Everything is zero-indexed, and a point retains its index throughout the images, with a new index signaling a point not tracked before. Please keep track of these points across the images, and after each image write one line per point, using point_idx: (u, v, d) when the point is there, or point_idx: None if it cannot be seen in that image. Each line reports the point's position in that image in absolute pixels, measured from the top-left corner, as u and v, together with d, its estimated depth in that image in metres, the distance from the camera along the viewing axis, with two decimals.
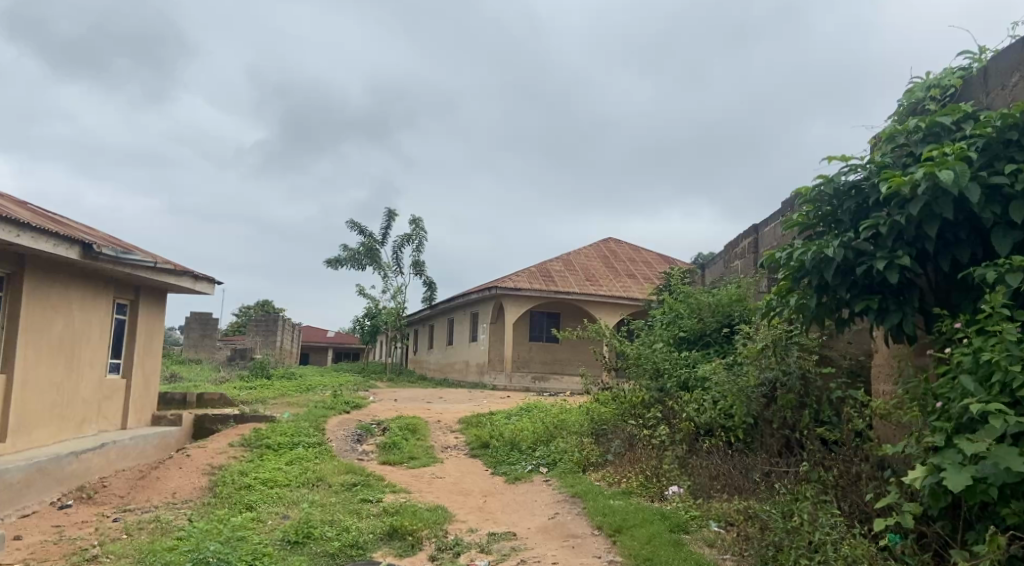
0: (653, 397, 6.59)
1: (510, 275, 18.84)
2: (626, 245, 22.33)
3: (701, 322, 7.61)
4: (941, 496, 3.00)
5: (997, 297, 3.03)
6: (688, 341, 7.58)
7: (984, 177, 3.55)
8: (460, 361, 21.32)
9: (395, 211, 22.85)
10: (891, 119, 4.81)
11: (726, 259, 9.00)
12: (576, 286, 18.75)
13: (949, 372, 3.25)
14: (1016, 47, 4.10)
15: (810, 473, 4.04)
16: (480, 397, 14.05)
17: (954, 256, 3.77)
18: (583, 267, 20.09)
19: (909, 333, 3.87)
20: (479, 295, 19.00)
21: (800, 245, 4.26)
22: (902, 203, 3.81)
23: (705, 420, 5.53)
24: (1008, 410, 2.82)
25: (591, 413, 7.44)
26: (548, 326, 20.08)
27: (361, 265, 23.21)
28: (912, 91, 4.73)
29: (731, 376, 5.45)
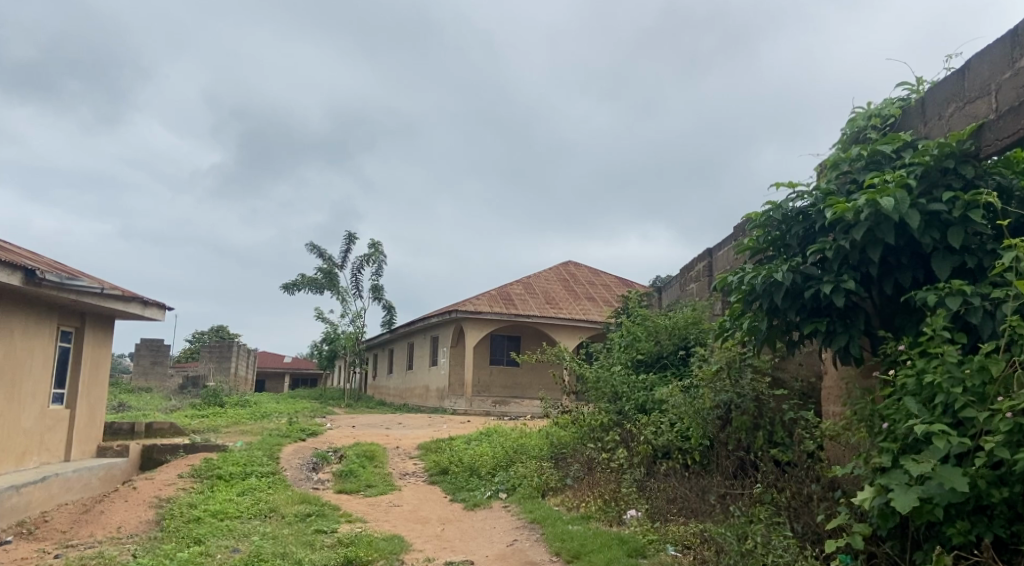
0: (612, 420, 6.63)
1: (471, 298, 18.82)
2: (585, 267, 22.52)
3: (658, 344, 7.70)
4: (890, 517, 3.05)
5: (938, 319, 3.13)
6: (645, 364, 7.69)
7: (923, 204, 3.67)
8: (421, 386, 21.12)
9: (355, 234, 22.71)
10: (836, 147, 4.96)
11: (681, 283, 9.13)
12: (535, 309, 18.78)
13: (894, 394, 3.33)
14: (951, 79, 4.21)
15: (764, 495, 4.10)
16: (440, 422, 13.94)
17: (897, 280, 3.87)
18: (543, 290, 20.19)
19: (856, 356, 3.95)
20: (439, 318, 18.89)
21: (751, 269, 4.34)
22: (846, 228, 3.91)
23: (663, 442, 5.59)
24: (951, 431, 2.90)
25: (552, 437, 7.50)
26: (508, 349, 20.06)
27: (320, 288, 22.94)
28: (854, 120, 4.88)
29: (687, 398, 5.54)
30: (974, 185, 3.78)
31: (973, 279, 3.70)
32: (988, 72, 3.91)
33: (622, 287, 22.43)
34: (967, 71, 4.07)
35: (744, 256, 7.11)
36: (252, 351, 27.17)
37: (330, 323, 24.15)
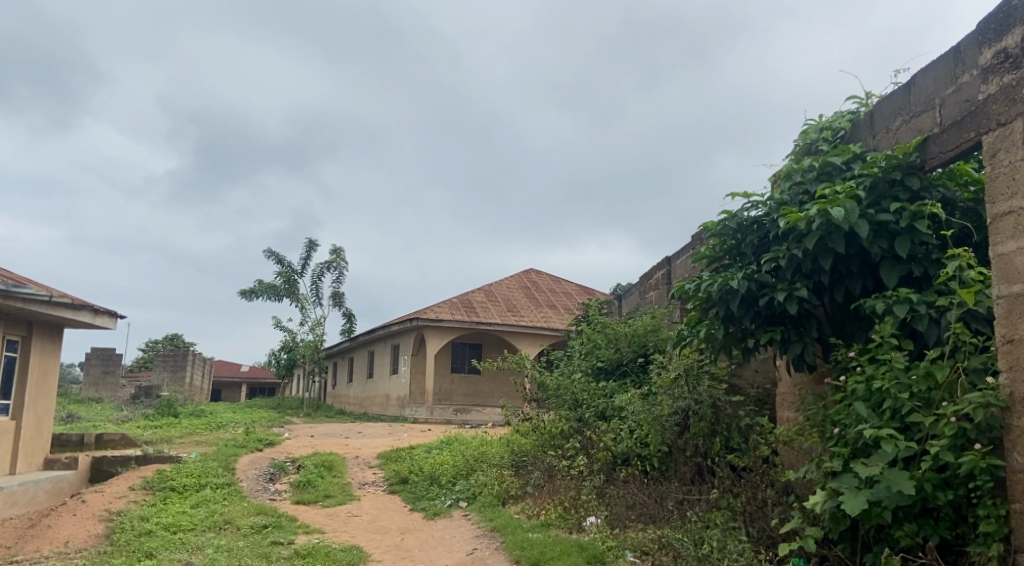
0: (572, 427, 6.69)
1: (432, 306, 18.73)
2: (546, 275, 22.59)
3: (618, 351, 7.76)
4: (841, 521, 3.11)
5: (886, 327, 3.22)
6: (605, 371, 7.75)
7: (872, 214, 3.77)
8: (381, 395, 20.96)
9: (314, 240, 22.40)
10: (789, 159, 5.07)
11: (641, 290, 9.22)
12: (496, 317, 18.78)
13: (845, 399, 3.41)
14: (897, 93, 4.31)
15: (720, 500, 4.15)
16: (401, 431, 13.83)
17: (848, 288, 3.97)
18: (504, 298, 20.18)
19: (809, 363, 4.04)
20: (399, 326, 18.76)
21: (707, 276, 4.40)
22: (799, 238, 3.99)
23: (622, 450, 5.66)
24: (898, 435, 2.98)
25: (512, 445, 7.47)
26: (469, 357, 20.05)
27: (280, 296, 22.62)
28: (807, 132, 4.99)
29: (647, 405, 5.61)
30: (920, 198, 3.89)
31: (920, 287, 3.81)
32: (932, 87, 3.95)
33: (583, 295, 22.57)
34: (914, 86, 4.13)
35: (701, 265, 7.21)
36: (208, 361, 26.61)
37: (289, 332, 23.78)
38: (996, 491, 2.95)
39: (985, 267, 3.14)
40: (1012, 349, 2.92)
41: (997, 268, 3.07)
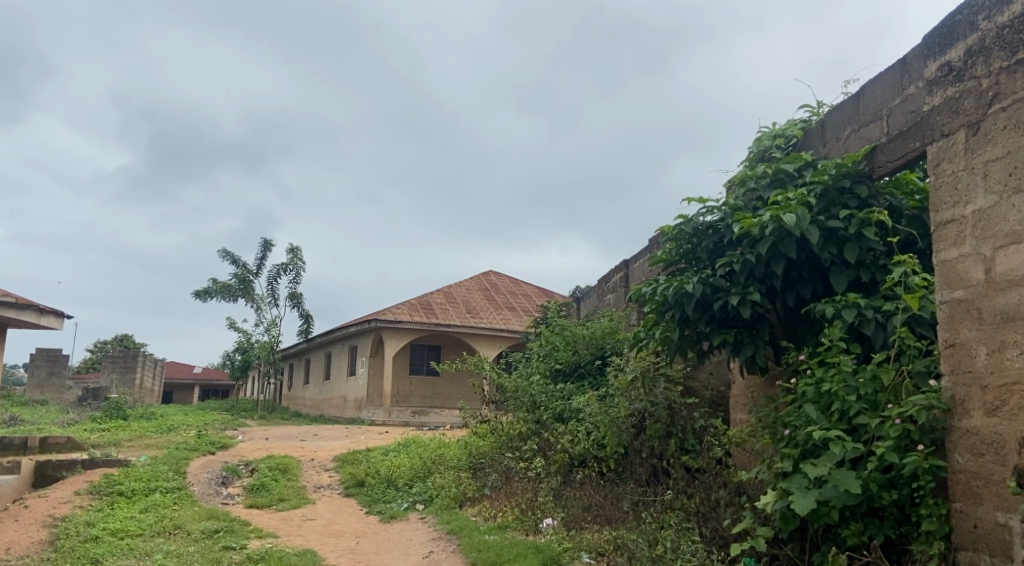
0: (530, 429, 6.72)
1: (390, 307, 18.61)
2: (507, 277, 22.62)
3: (576, 354, 7.82)
4: (790, 520, 3.17)
5: (835, 331, 3.30)
6: (563, 373, 7.77)
7: (822, 221, 3.85)
8: (338, 396, 20.76)
9: (270, 241, 22.06)
10: (743, 165, 5.16)
11: (600, 293, 9.30)
12: (456, 318, 18.73)
13: (795, 401, 3.49)
14: (846, 103, 4.42)
15: (674, 501, 4.29)
16: (358, 433, 13.71)
17: (799, 293, 4.05)
18: (464, 300, 20.15)
19: (761, 365, 4.12)
20: (357, 327, 18.59)
21: (664, 280, 4.47)
22: (752, 243, 4.06)
23: (579, 451, 5.76)
24: (846, 437, 3.05)
25: (469, 446, 7.45)
26: (428, 358, 19.96)
27: (234, 295, 22.18)
28: (760, 140, 5.10)
29: (605, 407, 5.66)
30: (868, 205, 4.00)
31: (867, 292, 3.92)
32: (880, 98, 4.05)
33: (543, 297, 22.69)
34: (862, 96, 4.24)
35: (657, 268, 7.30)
36: (161, 362, 25.94)
37: (244, 332, 23.33)
38: (937, 490, 3.05)
39: (927, 273, 3.24)
40: (954, 353, 3.02)
41: (940, 275, 3.17)
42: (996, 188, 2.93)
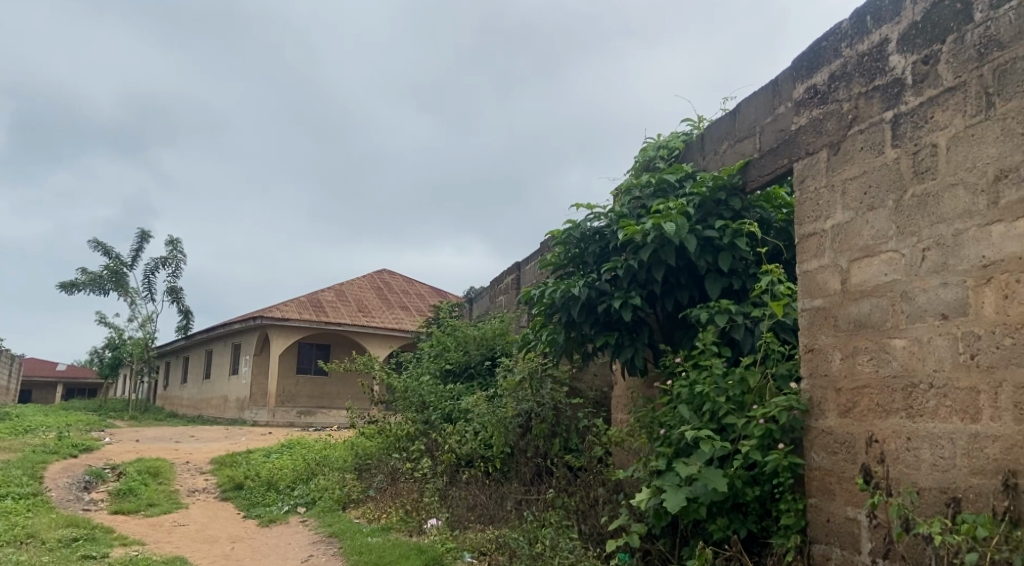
0: (418, 430, 6.68)
1: (279, 305, 18.11)
2: (401, 276, 22.44)
3: (467, 354, 7.86)
4: (663, 517, 3.31)
5: (707, 335, 3.48)
6: (453, 373, 7.78)
7: (700, 230, 4.04)
8: (219, 396, 19.94)
9: (147, 232, 20.96)
10: (630, 174, 5.36)
11: (491, 296, 9.39)
12: (346, 317, 18.38)
13: (671, 402, 3.64)
14: (724, 119, 4.66)
15: (555, 499, 4.33)
16: (239, 434, 13.23)
17: (677, 298, 4.22)
18: (356, 298, 19.83)
19: (640, 368, 4.29)
20: (242, 325, 17.93)
21: (552, 283, 4.58)
22: (635, 249, 4.21)
23: (466, 452, 5.72)
24: (715, 436, 3.21)
25: (356, 448, 7.37)
26: (316, 358, 19.58)
27: (105, 289, 20.91)
28: (646, 150, 5.32)
29: (492, 408, 5.73)
30: (741, 217, 4.23)
31: (738, 300, 4.15)
32: (753, 116, 4.29)
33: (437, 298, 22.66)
34: (738, 113, 4.48)
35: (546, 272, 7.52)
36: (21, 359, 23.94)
37: (117, 328, 21.97)
38: (795, 487, 3.26)
39: (791, 282, 3.46)
40: (813, 357, 3.25)
41: (802, 284, 3.40)
42: (852, 205, 3.18)
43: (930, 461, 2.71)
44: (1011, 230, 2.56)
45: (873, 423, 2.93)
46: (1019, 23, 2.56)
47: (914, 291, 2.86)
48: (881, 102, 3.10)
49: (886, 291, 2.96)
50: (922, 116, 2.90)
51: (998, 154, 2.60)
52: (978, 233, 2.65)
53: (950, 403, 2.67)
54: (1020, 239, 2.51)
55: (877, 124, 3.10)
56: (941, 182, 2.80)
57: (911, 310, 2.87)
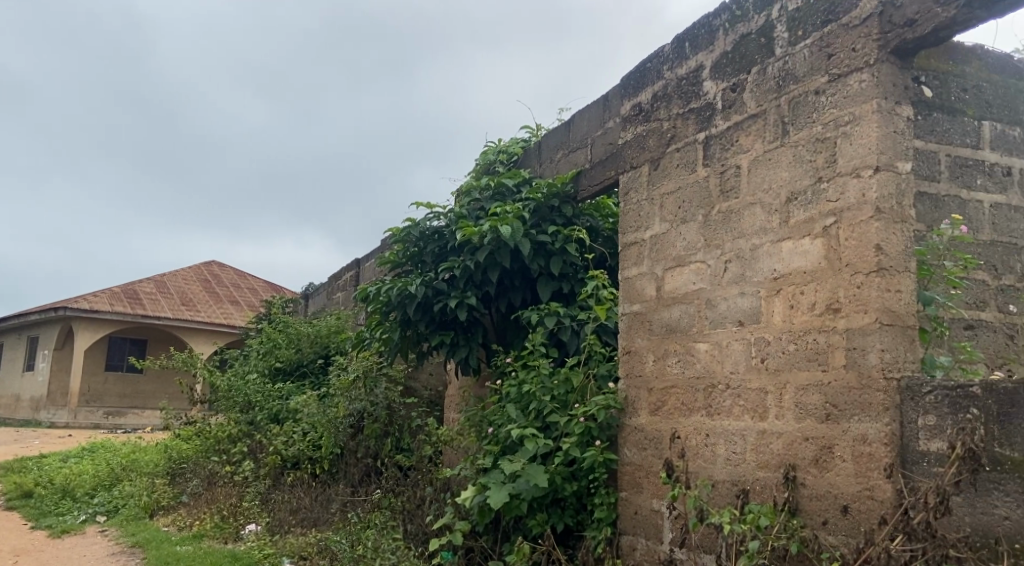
0: (241, 430, 6.59)
1: (89, 295, 16.88)
2: (230, 270, 21.24)
3: (298, 352, 8.07)
4: (487, 513, 3.37)
5: (537, 336, 3.65)
6: (283, 371, 8.01)
7: (534, 234, 4.20)
8: (13, 396, 18.28)
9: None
10: (471, 176, 5.46)
11: (328, 292, 9.33)
12: (169, 311, 17.28)
13: (500, 401, 3.75)
14: (561, 129, 4.86)
15: (382, 500, 4.41)
16: (28, 438, 11.90)
17: (511, 300, 4.36)
18: (178, 290, 18.66)
19: (474, 367, 4.44)
20: (42, 317, 16.34)
21: (389, 282, 4.61)
22: (473, 250, 4.32)
23: (294, 453, 5.67)
24: (539, 434, 3.33)
25: (169, 452, 6.94)
26: (129, 354, 18.81)
27: None
28: (486, 154, 5.44)
29: (323, 408, 5.67)
30: (573, 223, 4.43)
31: (567, 302, 4.35)
32: (586, 128, 4.50)
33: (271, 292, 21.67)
34: (572, 125, 4.68)
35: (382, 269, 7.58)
36: None
37: None
38: (609, 482, 3.47)
39: (613, 288, 3.72)
40: (629, 358, 3.51)
41: (623, 289, 3.71)
42: (669, 217, 3.46)
43: (724, 456, 3.00)
44: (797, 246, 2.89)
45: (678, 421, 3.20)
46: (811, 60, 2.88)
47: (716, 299, 3.16)
48: (695, 123, 3.39)
49: (694, 298, 3.25)
50: (729, 139, 3.21)
51: (791, 178, 2.91)
52: (771, 248, 2.96)
53: (743, 402, 2.97)
54: (803, 255, 2.85)
55: (692, 143, 3.39)
56: (742, 200, 3.10)
57: (714, 316, 3.18)
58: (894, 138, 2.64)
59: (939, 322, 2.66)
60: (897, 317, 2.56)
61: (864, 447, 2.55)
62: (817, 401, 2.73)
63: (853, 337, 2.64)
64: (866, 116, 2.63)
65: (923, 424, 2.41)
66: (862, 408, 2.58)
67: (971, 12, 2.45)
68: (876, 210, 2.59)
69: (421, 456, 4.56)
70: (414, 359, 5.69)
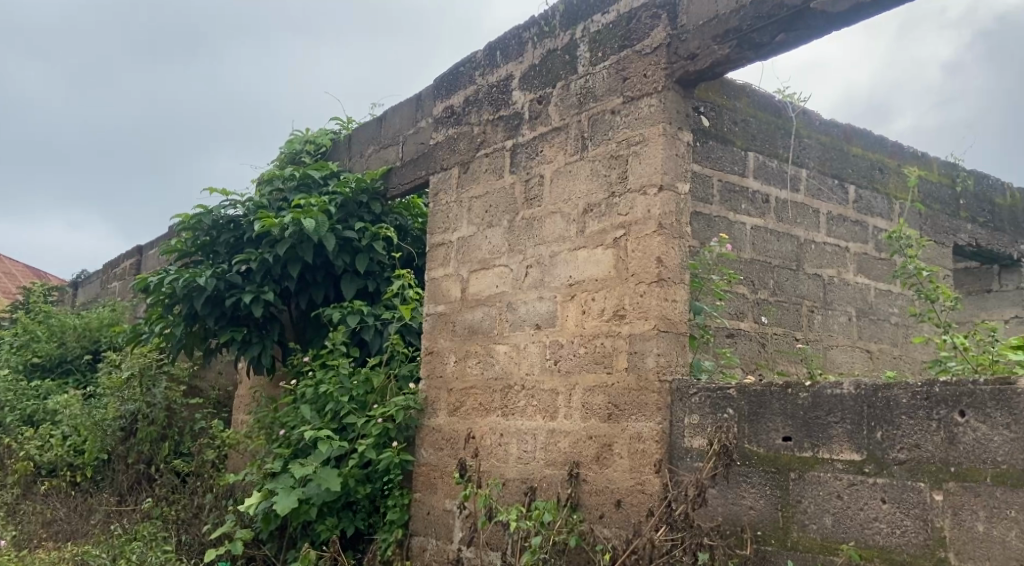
0: None
1: None
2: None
3: (63, 347, 7.82)
4: (273, 520, 3.55)
5: (337, 334, 3.84)
6: (42, 368, 7.78)
7: (340, 230, 4.40)
8: None
9: None
10: (276, 162, 5.44)
11: (104, 280, 9.23)
12: None
13: (294, 402, 3.88)
14: (374, 124, 4.97)
15: (152, 508, 4.75)
16: None
17: (313, 295, 4.55)
18: None
19: (266, 365, 4.59)
20: None
21: (175, 273, 4.79)
22: (272, 243, 4.51)
23: (50, 459, 5.80)
24: (335, 436, 3.48)
25: None
26: None
27: None
28: (293, 141, 5.46)
29: (88, 409, 5.84)
30: (381, 219, 4.63)
31: (371, 299, 4.58)
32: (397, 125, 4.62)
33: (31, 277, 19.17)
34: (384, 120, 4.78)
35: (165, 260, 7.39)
36: None
37: None
38: (404, 483, 3.60)
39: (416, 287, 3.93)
40: (433, 360, 3.64)
41: (430, 289, 3.86)
42: (477, 220, 3.65)
43: (516, 454, 3.20)
44: (590, 255, 3.13)
45: (475, 420, 3.37)
46: (608, 81, 3.15)
47: (517, 302, 3.36)
48: (504, 130, 3.61)
49: (495, 301, 3.42)
50: (534, 149, 3.41)
51: (589, 191, 3.15)
52: (568, 256, 3.19)
53: (535, 402, 3.18)
54: (596, 264, 3.10)
55: (501, 149, 3.60)
56: (544, 208, 3.33)
57: (514, 318, 3.35)
58: (676, 160, 2.96)
59: (705, 331, 3.03)
60: (672, 325, 2.87)
61: (639, 444, 2.82)
62: (601, 401, 2.98)
63: (635, 342, 2.90)
64: (654, 138, 2.92)
65: (687, 423, 2.71)
66: (638, 409, 2.84)
67: (740, 52, 2.80)
68: (658, 225, 2.87)
69: (201, 461, 4.79)
70: (201, 358, 6.03)
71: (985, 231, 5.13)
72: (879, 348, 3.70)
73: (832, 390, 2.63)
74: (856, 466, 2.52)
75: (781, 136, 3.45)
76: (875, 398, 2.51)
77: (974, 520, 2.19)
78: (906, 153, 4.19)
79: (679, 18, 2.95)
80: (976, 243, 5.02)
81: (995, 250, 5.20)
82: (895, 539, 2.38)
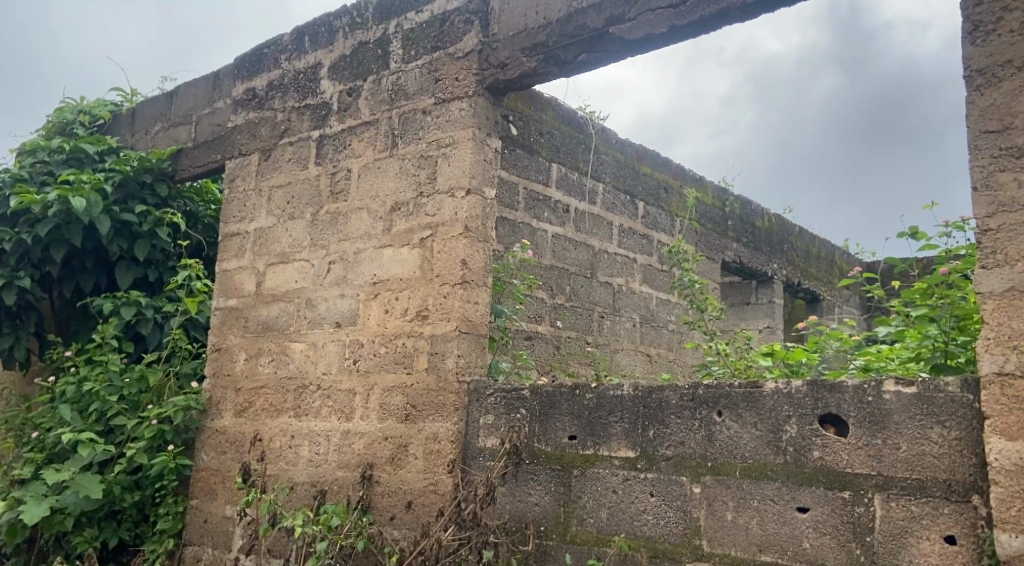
0: None
1: None
2: None
3: None
4: (20, 531, 3.59)
5: (107, 331, 4.01)
6: None
7: (116, 212, 4.56)
8: None
9: None
10: (43, 131, 5.29)
11: None
12: None
13: (50, 400, 4.00)
14: (159, 101, 5.05)
15: None
16: None
17: (81, 283, 4.69)
18: None
19: (20, 357, 4.68)
20: None
21: None
22: (34, 222, 4.55)
23: None
24: (98, 440, 3.60)
25: None
26: None
27: None
28: (64, 110, 5.35)
29: None
30: (165, 203, 4.83)
31: (150, 287, 4.80)
32: (191, 103, 4.70)
33: None
34: (174, 97, 4.82)
35: None
36: None
37: None
38: (178, 489, 3.74)
39: (207, 280, 4.10)
40: (219, 356, 3.72)
41: (219, 282, 3.86)
42: (277, 211, 3.68)
43: (307, 457, 3.20)
44: (396, 254, 3.13)
45: (264, 422, 3.41)
46: (420, 80, 3.26)
47: (318, 300, 3.33)
48: (311, 120, 3.67)
49: (294, 297, 3.43)
50: (342, 141, 3.44)
51: (398, 189, 3.16)
52: (373, 253, 3.20)
53: (330, 403, 3.19)
54: (401, 262, 3.09)
55: (306, 139, 3.64)
56: (351, 204, 3.32)
57: (313, 316, 3.36)
58: (484, 164, 3.05)
59: (505, 332, 3.16)
60: (474, 326, 2.92)
61: (434, 444, 2.85)
62: (399, 401, 2.98)
63: (437, 343, 2.93)
64: (465, 141, 2.99)
65: (482, 424, 2.80)
66: (436, 410, 2.87)
67: (546, 66, 3.00)
68: (465, 228, 2.92)
69: None
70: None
71: (746, 250, 5.89)
72: (657, 351, 4.36)
73: (614, 391, 2.85)
74: (630, 462, 2.77)
75: (581, 149, 3.83)
76: (649, 399, 2.78)
77: (724, 511, 2.56)
78: (685, 174, 4.83)
79: (491, 26, 3.10)
80: (740, 260, 5.73)
81: (754, 268, 5.98)
82: (659, 529, 2.66)
